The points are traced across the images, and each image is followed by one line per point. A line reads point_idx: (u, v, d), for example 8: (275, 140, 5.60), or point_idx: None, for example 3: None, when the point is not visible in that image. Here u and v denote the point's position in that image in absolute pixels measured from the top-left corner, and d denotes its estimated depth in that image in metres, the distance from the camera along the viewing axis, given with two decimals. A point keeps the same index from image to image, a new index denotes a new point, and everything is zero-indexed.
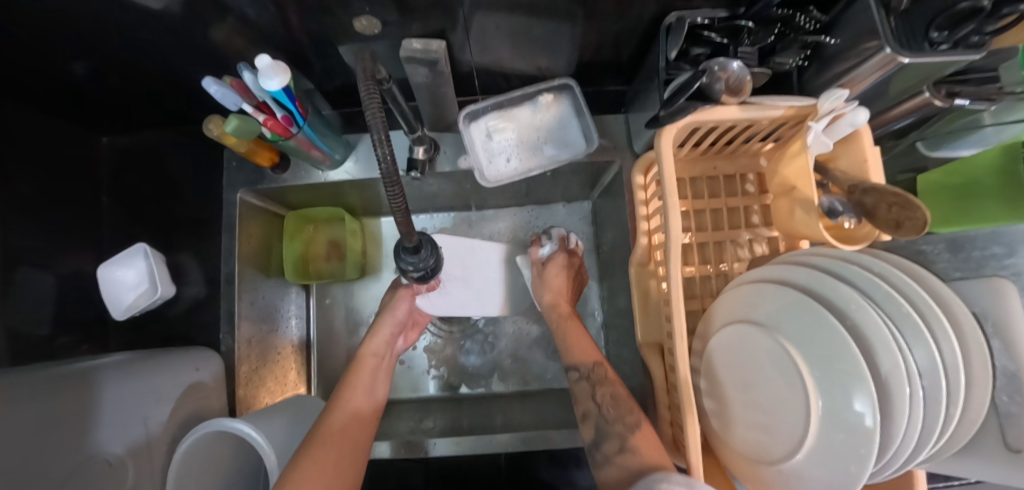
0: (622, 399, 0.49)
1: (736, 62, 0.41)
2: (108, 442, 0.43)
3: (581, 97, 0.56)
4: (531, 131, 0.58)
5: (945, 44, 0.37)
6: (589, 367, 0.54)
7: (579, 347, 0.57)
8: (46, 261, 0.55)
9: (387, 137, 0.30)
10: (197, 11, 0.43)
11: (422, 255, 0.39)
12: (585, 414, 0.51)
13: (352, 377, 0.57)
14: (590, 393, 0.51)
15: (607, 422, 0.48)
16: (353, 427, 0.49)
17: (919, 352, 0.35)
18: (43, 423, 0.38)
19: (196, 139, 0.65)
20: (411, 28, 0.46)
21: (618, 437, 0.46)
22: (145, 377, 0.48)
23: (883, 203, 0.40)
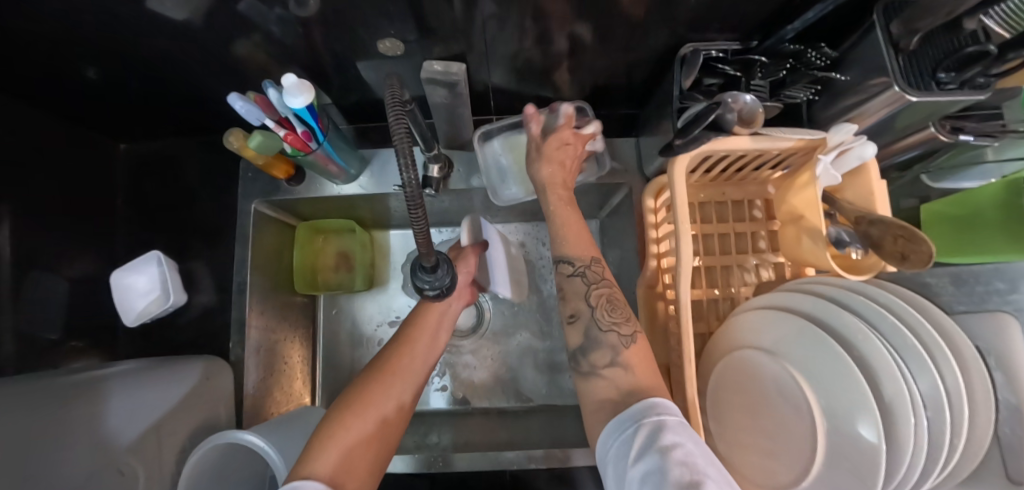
0: (619, 305, 0.45)
1: (748, 95, 0.42)
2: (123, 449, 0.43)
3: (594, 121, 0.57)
4: None
5: (952, 84, 0.38)
6: (584, 262, 0.47)
7: (574, 240, 0.49)
8: (61, 265, 0.56)
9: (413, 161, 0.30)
10: (226, 28, 0.44)
11: (439, 273, 0.40)
12: (574, 314, 0.46)
13: (416, 329, 0.52)
14: (584, 291, 0.46)
15: (599, 328, 0.44)
16: (404, 377, 0.47)
17: (925, 383, 0.36)
18: (56, 430, 0.38)
19: (214, 149, 0.66)
20: (432, 49, 0.48)
21: (610, 347, 0.43)
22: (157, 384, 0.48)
23: (888, 235, 0.41)
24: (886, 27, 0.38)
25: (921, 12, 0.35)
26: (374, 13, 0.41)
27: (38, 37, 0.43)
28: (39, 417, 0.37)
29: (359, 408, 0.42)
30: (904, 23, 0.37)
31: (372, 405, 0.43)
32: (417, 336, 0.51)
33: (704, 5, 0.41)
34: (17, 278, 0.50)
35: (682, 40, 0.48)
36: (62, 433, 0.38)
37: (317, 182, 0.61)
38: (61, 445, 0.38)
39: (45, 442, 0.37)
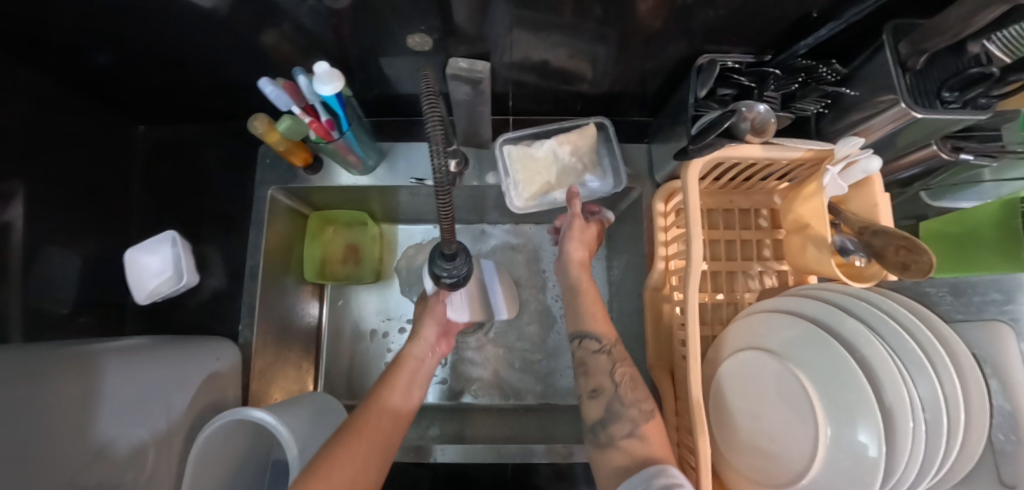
0: (640, 383, 0.47)
1: (761, 105, 0.44)
2: (120, 431, 0.40)
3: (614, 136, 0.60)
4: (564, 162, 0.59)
5: (955, 103, 0.40)
6: (610, 342, 0.50)
7: (594, 316, 0.53)
8: (74, 240, 0.56)
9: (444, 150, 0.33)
10: (260, 15, 0.45)
11: (457, 263, 0.41)
12: (596, 390, 0.48)
13: (386, 387, 0.52)
14: (608, 369, 0.48)
15: (622, 403, 0.46)
16: (385, 428, 0.47)
17: (924, 388, 0.37)
18: (49, 410, 0.34)
19: (232, 136, 0.67)
20: (459, 46, 0.49)
21: (630, 421, 0.45)
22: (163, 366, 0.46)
23: (892, 245, 0.42)
24: (894, 46, 0.41)
25: (930, 32, 0.38)
26: (409, 8, 0.42)
27: (76, 13, 0.44)
28: (45, 393, 0.34)
29: (340, 454, 0.41)
30: (912, 44, 0.40)
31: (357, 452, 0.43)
32: (390, 391, 0.52)
33: (724, 17, 0.43)
34: (31, 247, 0.50)
35: (700, 51, 0.50)
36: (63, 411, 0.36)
37: (334, 171, 0.62)
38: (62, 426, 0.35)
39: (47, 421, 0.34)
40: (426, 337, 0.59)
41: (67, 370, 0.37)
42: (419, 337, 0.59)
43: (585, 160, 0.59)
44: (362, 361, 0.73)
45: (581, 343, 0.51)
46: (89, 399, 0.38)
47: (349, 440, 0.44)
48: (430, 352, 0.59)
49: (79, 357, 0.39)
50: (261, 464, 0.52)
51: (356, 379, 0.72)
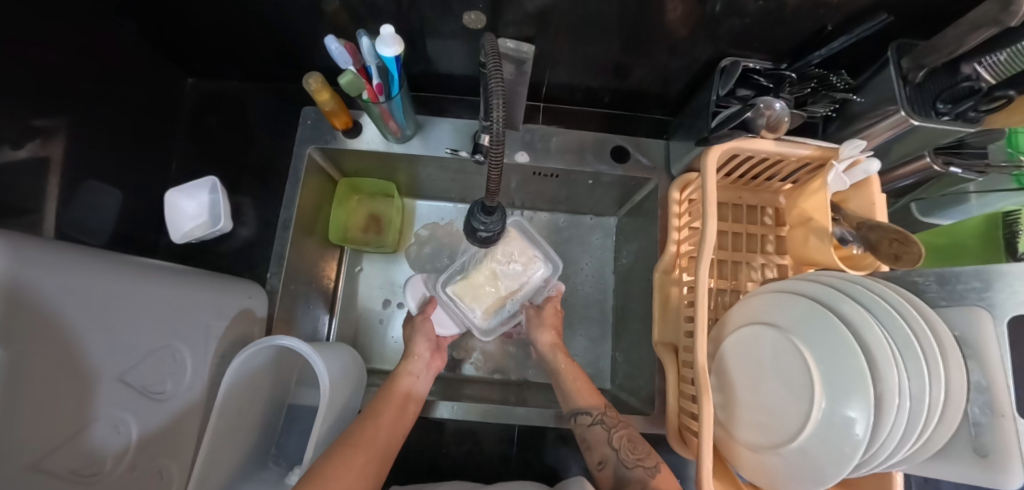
0: (638, 442, 0.52)
1: (778, 103, 0.48)
2: (110, 397, 0.37)
3: (527, 225, 0.63)
4: (496, 301, 0.62)
5: (947, 116, 0.46)
6: (600, 410, 0.55)
7: (581, 391, 0.58)
8: (121, 173, 0.59)
9: (502, 131, 0.39)
10: None
11: (494, 218, 0.46)
12: (602, 462, 0.52)
13: (382, 404, 0.53)
14: (606, 438, 0.52)
15: (627, 467, 0.50)
16: (386, 427, 0.50)
17: (911, 365, 0.41)
18: (48, 376, 0.30)
19: (277, 98, 0.71)
20: (509, 29, 0.54)
21: (640, 481, 0.48)
22: (188, 289, 0.46)
23: (885, 238, 0.48)
24: (897, 63, 0.47)
25: (929, 50, 0.44)
26: None
27: None
28: (86, 297, 0.34)
29: (347, 450, 0.45)
30: (914, 60, 0.46)
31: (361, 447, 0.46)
32: (386, 406, 0.53)
33: (749, 24, 0.48)
34: (81, 175, 0.53)
35: (724, 55, 0.55)
36: (108, 315, 0.36)
37: (369, 138, 0.65)
38: (108, 330, 0.36)
39: (93, 324, 0.35)
40: (420, 355, 0.61)
41: (108, 276, 0.37)
42: (413, 355, 0.60)
43: (523, 258, 0.62)
44: (372, 326, 0.75)
45: (576, 420, 0.55)
46: (92, 332, 0.35)
47: (359, 435, 0.48)
48: (425, 369, 0.60)
49: (111, 265, 0.38)
50: (277, 405, 0.55)
51: (365, 342, 0.74)
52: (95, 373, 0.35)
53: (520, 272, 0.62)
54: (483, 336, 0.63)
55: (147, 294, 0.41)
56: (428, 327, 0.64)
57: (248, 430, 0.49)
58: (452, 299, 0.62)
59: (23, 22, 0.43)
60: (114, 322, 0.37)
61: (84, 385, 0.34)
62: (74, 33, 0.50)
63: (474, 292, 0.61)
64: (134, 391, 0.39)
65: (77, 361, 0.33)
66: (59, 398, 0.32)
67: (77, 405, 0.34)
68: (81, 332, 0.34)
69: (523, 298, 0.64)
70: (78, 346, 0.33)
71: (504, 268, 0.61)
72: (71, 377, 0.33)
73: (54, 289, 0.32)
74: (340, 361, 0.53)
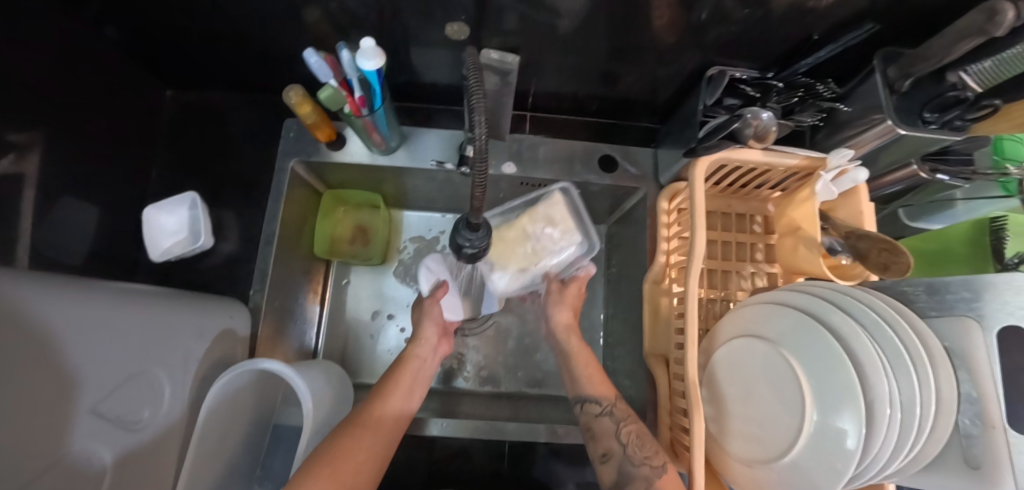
0: (646, 440, 0.50)
1: (765, 113, 0.48)
2: (85, 426, 0.35)
3: (573, 195, 0.57)
4: (525, 260, 0.57)
5: (934, 124, 0.47)
6: (610, 403, 0.53)
7: (593, 379, 0.56)
8: (98, 191, 0.58)
9: (485, 150, 0.38)
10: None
11: (480, 234, 0.45)
12: (607, 453, 0.50)
13: (389, 384, 0.52)
14: (614, 430, 0.51)
15: (632, 463, 0.48)
16: (394, 407, 0.50)
17: (902, 378, 0.41)
18: (26, 405, 0.30)
19: (259, 109, 0.70)
20: (493, 39, 0.53)
21: (644, 480, 0.46)
22: (165, 311, 0.45)
23: (873, 248, 0.48)
24: (884, 71, 0.47)
25: (915, 59, 0.44)
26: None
27: None
28: (53, 326, 0.33)
29: (355, 429, 0.45)
30: (900, 69, 0.46)
31: (370, 426, 0.46)
32: (393, 387, 0.52)
33: (736, 32, 0.48)
34: (56, 192, 0.51)
35: (711, 63, 0.54)
36: (85, 340, 0.35)
37: (354, 150, 0.64)
38: (80, 359, 0.35)
39: (63, 353, 0.33)
40: (427, 339, 0.58)
41: (78, 303, 0.36)
42: (419, 338, 0.57)
43: (562, 225, 0.56)
44: (360, 340, 0.73)
45: (582, 407, 0.54)
46: (70, 359, 0.34)
47: (364, 414, 0.47)
48: (432, 352, 0.58)
49: (80, 291, 0.37)
50: (260, 427, 0.54)
51: (354, 356, 0.73)
52: (64, 406, 0.33)
53: (555, 239, 0.56)
54: (505, 295, 0.58)
55: (120, 320, 0.39)
56: (438, 310, 0.60)
57: (231, 455, 0.48)
58: None
59: None
60: (92, 348, 0.36)
61: (53, 419, 0.33)
62: (48, 48, 0.49)
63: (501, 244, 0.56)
64: (108, 422, 0.38)
65: (53, 390, 0.32)
66: (31, 433, 0.30)
67: (52, 435, 0.32)
68: (49, 363, 0.32)
69: (550, 267, 0.59)
70: (53, 374, 0.32)
71: (539, 230, 0.56)
72: (39, 413, 0.31)
73: (17, 321, 0.30)
74: (325, 380, 0.51)
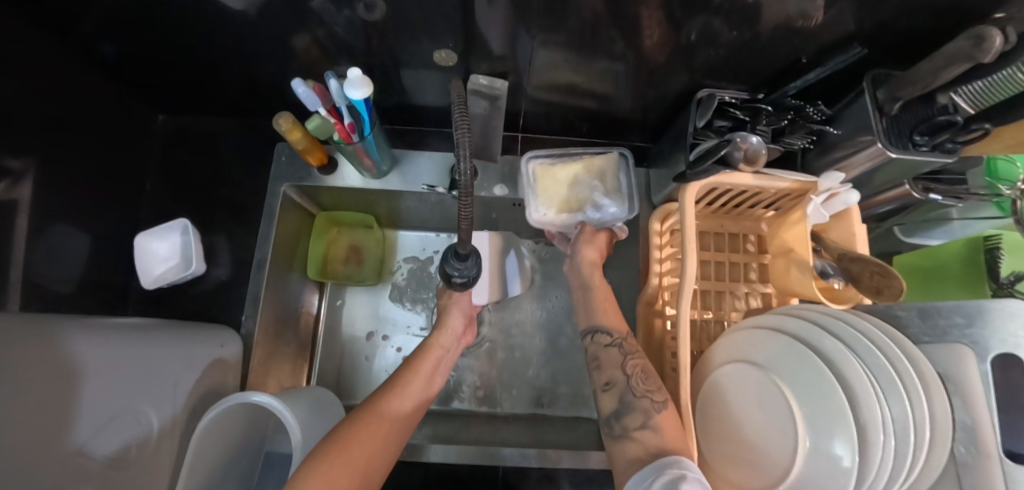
0: (650, 375, 0.49)
1: (754, 137, 0.48)
2: (79, 463, 0.37)
3: (630, 163, 0.62)
4: (566, 205, 0.61)
5: (925, 146, 0.47)
6: (622, 335, 0.53)
7: (607, 313, 0.56)
8: (90, 219, 0.58)
9: (471, 185, 0.38)
10: (279, 18, 0.46)
11: (468, 263, 0.45)
12: (610, 382, 0.50)
13: (412, 371, 0.54)
14: (620, 361, 0.51)
15: (633, 394, 0.47)
16: (413, 394, 0.51)
17: (894, 404, 0.40)
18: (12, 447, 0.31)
19: (252, 133, 0.70)
20: (480, 65, 0.53)
21: (642, 412, 0.45)
22: (150, 341, 0.46)
23: (866, 270, 0.48)
24: (873, 94, 0.47)
25: (904, 83, 0.44)
26: (439, 27, 0.46)
27: (109, 13, 0.46)
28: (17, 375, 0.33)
29: (375, 410, 0.46)
30: (889, 92, 0.46)
31: (390, 410, 0.47)
32: (412, 375, 0.53)
33: (723, 55, 0.48)
34: (48, 222, 0.51)
35: (699, 85, 0.54)
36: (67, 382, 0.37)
37: (345, 174, 0.64)
38: (49, 404, 0.35)
39: (32, 401, 0.34)
40: (452, 328, 0.60)
41: (52, 347, 0.37)
42: (446, 327, 0.60)
43: (606, 184, 0.61)
44: (355, 362, 0.73)
45: (593, 337, 0.54)
46: (53, 400, 0.36)
47: (385, 398, 0.49)
48: (455, 343, 0.61)
49: (45, 339, 0.37)
50: (252, 456, 0.54)
51: (348, 378, 0.73)
52: (45, 452, 0.35)
53: (597, 195, 0.62)
54: (540, 226, 0.61)
55: (93, 360, 0.40)
56: (466, 301, 0.62)
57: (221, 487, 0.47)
58: (527, 177, 0.62)
59: None
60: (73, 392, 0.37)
61: (36, 468, 0.33)
62: (40, 79, 0.49)
63: (551, 182, 0.61)
64: (99, 460, 0.39)
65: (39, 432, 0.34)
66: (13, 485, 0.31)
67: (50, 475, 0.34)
68: (33, 406, 0.34)
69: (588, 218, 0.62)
70: (36, 417, 0.34)
71: (586, 183, 0.62)
72: (30, 454, 0.33)
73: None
74: (315, 408, 0.51)
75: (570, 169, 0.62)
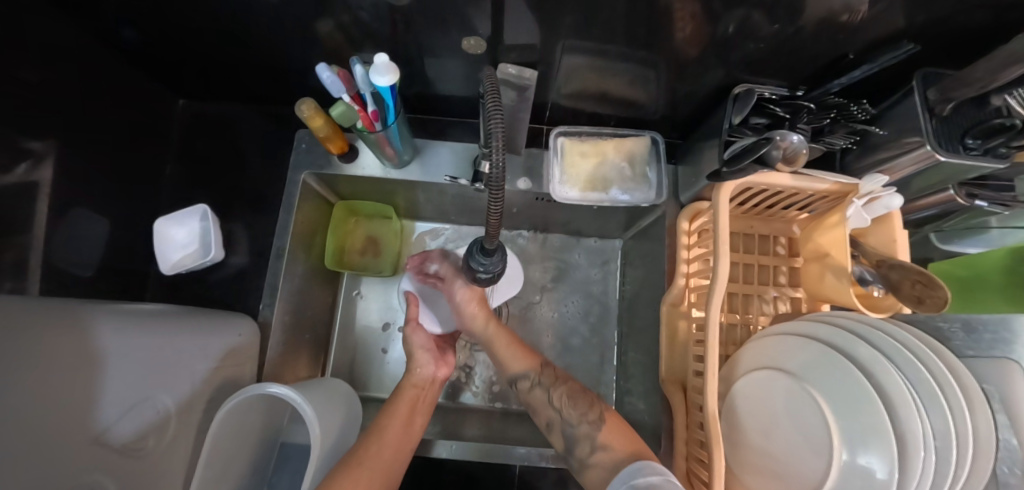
0: (578, 397, 0.53)
1: (795, 136, 0.45)
2: (96, 449, 0.37)
3: (661, 145, 0.62)
4: (594, 182, 0.61)
5: (977, 151, 0.44)
6: (537, 372, 0.56)
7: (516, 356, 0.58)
8: (110, 204, 0.58)
9: (500, 184, 0.36)
10: (305, 3, 0.44)
11: (494, 259, 0.44)
12: (549, 423, 0.53)
13: (387, 418, 0.50)
14: (546, 400, 0.54)
15: (571, 425, 0.51)
16: (393, 447, 0.48)
17: (934, 415, 0.37)
18: (30, 436, 0.31)
19: (272, 121, 0.69)
20: (509, 54, 0.51)
21: (587, 437, 0.49)
22: (167, 329, 0.46)
23: (908, 279, 0.46)
24: (923, 93, 0.44)
25: (958, 83, 0.41)
26: (469, 15, 0.44)
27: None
28: (39, 365, 0.32)
29: (349, 469, 0.43)
30: (941, 92, 0.43)
31: (364, 466, 0.44)
32: (389, 423, 0.50)
33: (764, 50, 0.46)
34: (67, 206, 0.51)
35: (736, 80, 0.52)
36: (84, 371, 0.36)
37: (366, 163, 0.63)
38: (67, 394, 0.34)
39: (53, 390, 0.33)
40: (423, 365, 0.58)
41: (73, 334, 0.36)
42: (414, 365, 0.58)
43: (633, 166, 0.62)
44: (370, 354, 0.73)
45: (517, 386, 0.57)
46: (72, 388, 0.35)
47: (363, 453, 0.46)
48: (429, 361, 0.59)
49: (67, 326, 0.36)
50: (269, 445, 0.54)
51: (363, 370, 0.72)
52: (67, 439, 0.34)
53: (625, 176, 0.61)
54: (565, 200, 0.59)
55: (112, 351, 0.39)
56: (422, 335, 0.60)
57: (239, 475, 0.47)
58: (555, 150, 0.62)
59: (10, 57, 0.42)
60: (91, 378, 0.37)
61: (54, 457, 0.33)
62: (61, 62, 0.48)
63: (578, 160, 0.61)
64: (115, 447, 0.38)
65: (57, 420, 0.33)
66: (30, 475, 0.30)
67: (67, 462, 0.34)
68: (52, 394, 0.33)
69: (614, 200, 0.61)
70: (56, 405, 0.33)
71: (615, 163, 0.61)
72: (48, 442, 0.32)
73: (20, 356, 0.31)
74: (333, 401, 0.51)
75: (598, 148, 0.62)
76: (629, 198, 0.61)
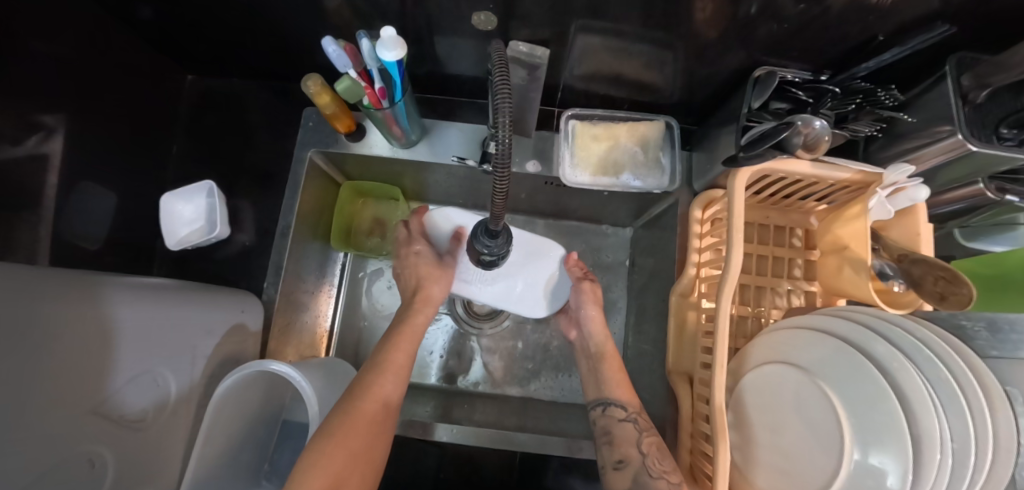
0: (666, 452, 0.49)
1: (818, 121, 0.43)
2: (91, 422, 0.36)
3: (677, 130, 0.60)
4: (604, 165, 0.59)
5: (1011, 141, 0.42)
6: (634, 408, 0.53)
7: (618, 384, 0.57)
8: (119, 179, 0.58)
9: (506, 169, 0.35)
10: None
11: (498, 241, 0.44)
12: (622, 460, 0.50)
13: (385, 353, 0.51)
14: (635, 439, 0.50)
15: (649, 475, 0.47)
16: (380, 406, 0.45)
17: (953, 417, 0.35)
18: (31, 406, 0.31)
19: (280, 98, 0.69)
20: (521, 31, 0.50)
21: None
22: (177, 301, 0.46)
23: (931, 275, 0.43)
24: (957, 79, 0.42)
25: (995, 68, 0.39)
26: None
27: None
28: (55, 334, 0.33)
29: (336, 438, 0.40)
30: (976, 78, 0.41)
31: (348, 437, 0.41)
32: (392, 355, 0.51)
33: (789, 31, 0.44)
34: (76, 181, 0.51)
35: (758, 63, 0.50)
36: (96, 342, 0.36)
37: (374, 142, 0.62)
38: (78, 363, 0.35)
39: (64, 358, 0.33)
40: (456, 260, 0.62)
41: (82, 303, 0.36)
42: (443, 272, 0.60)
43: (647, 150, 0.60)
44: (373, 335, 0.73)
45: (604, 410, 0.55)
46: (82, 359, 0.35)
47: (339, 421, 0.42)
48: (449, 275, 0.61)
49: (89, 295, 0.36)
50: (271, 421, 0.55)
51: (366, 351, 0.72)
52: (69, 410, 0.34)
53: (637, 161, 0.60)
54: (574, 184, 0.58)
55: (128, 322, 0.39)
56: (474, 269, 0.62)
57: (241, 449, 0.48)
58: (564, 132, 0.60)
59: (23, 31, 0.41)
60: (100, 350, 0.37)
61: (53, 427, 0.33)
62: (72, 36, 0.48)
63: (588, 142, 0.59)
64: (109, 421, 0.38)
65: (62, 391, 0.34)
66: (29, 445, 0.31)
67: (64, 433, 0.34)
68: (62, 364, 0.33)
69: (624, 185, 0.59)
70: (62, 376, 0.33)
71: (627, 146, 0.60)
72: (49, 413, 0.32)
73: (33, 325, 0.31)
74: (331, 379, 0.50)
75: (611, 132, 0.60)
76: (639, 184, 0.60)
